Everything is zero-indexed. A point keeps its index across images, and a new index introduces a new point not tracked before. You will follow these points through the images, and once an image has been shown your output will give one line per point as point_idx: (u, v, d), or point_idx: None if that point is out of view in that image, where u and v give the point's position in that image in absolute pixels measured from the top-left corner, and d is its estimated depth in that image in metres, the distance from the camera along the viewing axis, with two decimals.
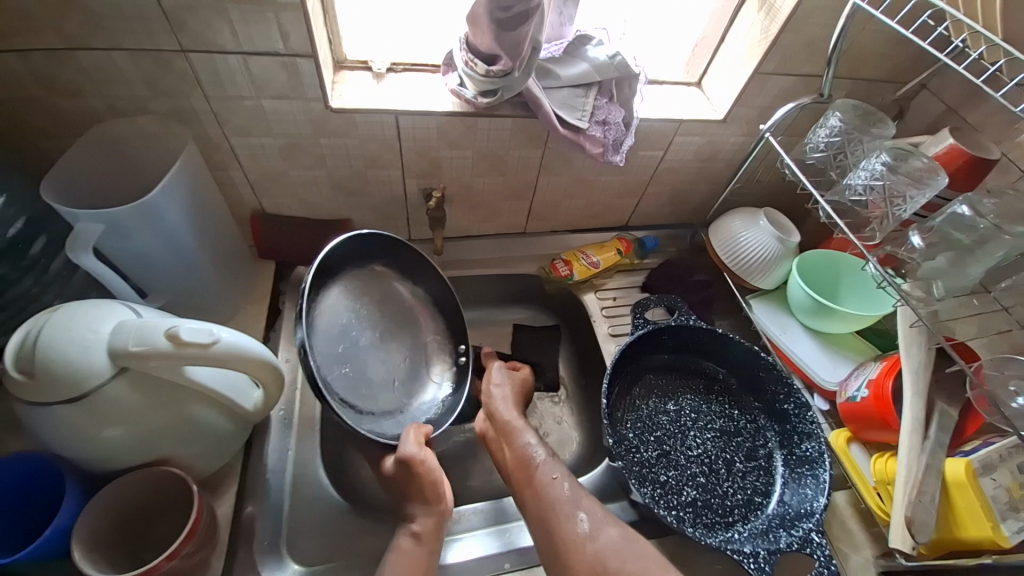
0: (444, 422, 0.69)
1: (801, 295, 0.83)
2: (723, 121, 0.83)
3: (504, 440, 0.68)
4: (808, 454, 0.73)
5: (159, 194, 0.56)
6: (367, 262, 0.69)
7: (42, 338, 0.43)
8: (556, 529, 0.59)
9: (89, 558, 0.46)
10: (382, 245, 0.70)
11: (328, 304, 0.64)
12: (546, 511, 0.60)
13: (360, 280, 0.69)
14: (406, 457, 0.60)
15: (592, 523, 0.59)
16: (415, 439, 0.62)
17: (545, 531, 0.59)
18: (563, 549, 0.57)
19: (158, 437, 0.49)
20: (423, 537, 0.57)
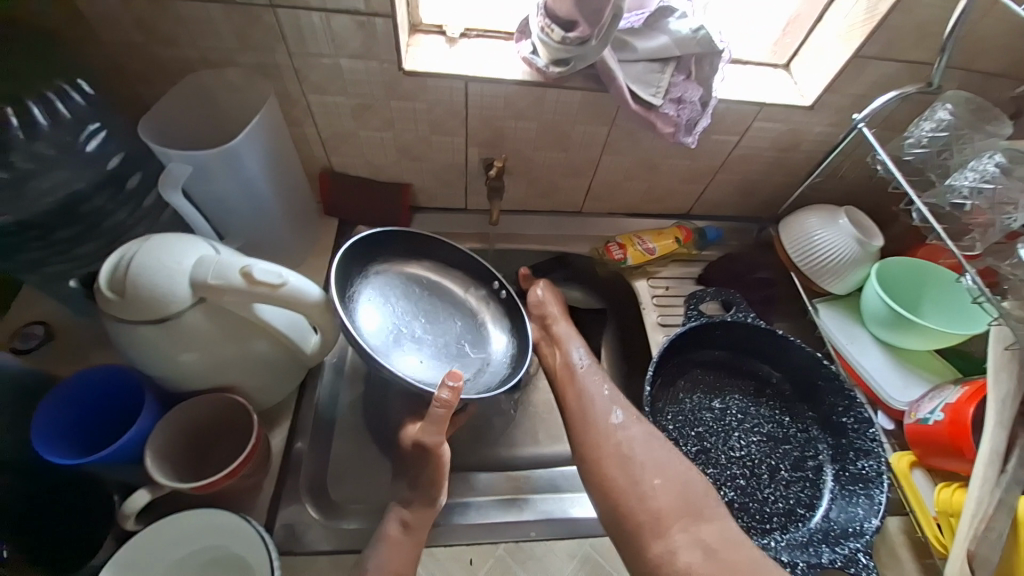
0: (524, 366, 0.67)
1: (878, 305, 0.77)
2: (810, 107, 0.76)
3: (554, 344, 0.74)
4: (863, 472, 0.68)
5: (241, 142, 0.60)
6: (385, 257, 0.70)
7: (135, 263, 0.47)
8: (594, 419, 0.65)
9: (161, 467, 0.51)
10: (389, 241, 0.70)
11: (363, 306, 0.65)
12: (584, 405, 0.67)
13: (384, 278, 0.69)
14: (426, 448, 0.56)
15: (626, 421, 0.65)
16: (438, 427, 0.56)
17: (580, 421, 0.66)
18: (596, 434, 0.64)
19: (226, 367, 0.54)
20: (413, 529, 0.56)
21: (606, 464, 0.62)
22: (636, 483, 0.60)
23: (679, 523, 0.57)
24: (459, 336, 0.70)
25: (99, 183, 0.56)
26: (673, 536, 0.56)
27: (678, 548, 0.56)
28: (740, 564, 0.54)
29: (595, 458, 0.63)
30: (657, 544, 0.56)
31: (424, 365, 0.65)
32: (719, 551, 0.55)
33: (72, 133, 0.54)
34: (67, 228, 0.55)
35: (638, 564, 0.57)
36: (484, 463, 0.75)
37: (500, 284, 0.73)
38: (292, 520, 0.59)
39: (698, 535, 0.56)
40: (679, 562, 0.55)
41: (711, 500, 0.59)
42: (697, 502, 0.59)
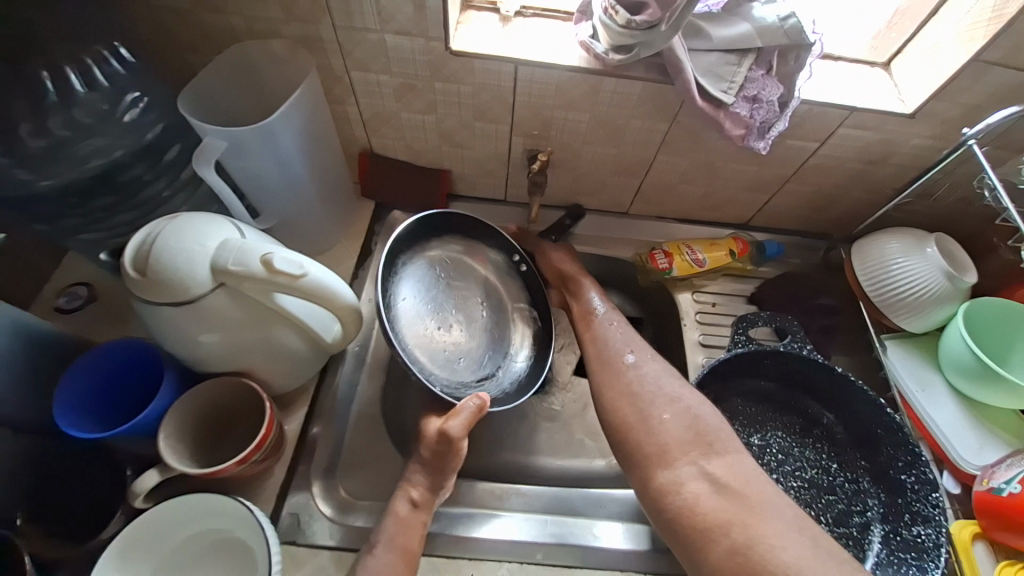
0: (536, 387, 0.67)
1: (962, 351, 0.67)
2: (911, 117, 0.66)
3: (572, 297, 0.72)
4: (918, 540, 0.61)
5: (277, 119, 0.58)
6: (432, 241, 0.67)
7: (158, 243, 0.46)
8: (611, 359, 0.64)
9: (174, 448, 0.51)
10: (442, 226, 0.68)
11: (401, 299, 0.63)
12: (601, 350, 0.66)
13: (424, 265, 0.66)
14: (449, 440, 0.55)
15: (640, 360, 0.64)
16: (467, 420, 0.55)
17: (597, 366, 0.65)
18: (609, 371, 0.63)
19: (243, 352, 0.53)
20: (422, 507, 0.56)
21: (618, 403, 0.60)
22: (646, 419, 0.58)
23: (687, 455, 0.55)
24: (488, 329, 0.69)
25: (137, 153, 0.56)
26: (680, 466, 0.54)
27: (684, 480, 0.53)
28: (752, 499, 0.51)
29: (606, 397, 0.62)
30: (663, 474, 0.55)
31: (457, 363, 0.65)
32: (730, 483, 0.52)
33: (109, 101, 0.55)
34: (107, 197, 0.55)
35: (645, 493, 0.55)
36: (498, 469, 0.72)
37: (520, 257, 0.72)
38: (300, 507, 0.59)
39: (705, 468, 0.53)
40: (686, 492, 0.53)
41: (725, 435, 0.56)
42: (708, 435, 0.56)
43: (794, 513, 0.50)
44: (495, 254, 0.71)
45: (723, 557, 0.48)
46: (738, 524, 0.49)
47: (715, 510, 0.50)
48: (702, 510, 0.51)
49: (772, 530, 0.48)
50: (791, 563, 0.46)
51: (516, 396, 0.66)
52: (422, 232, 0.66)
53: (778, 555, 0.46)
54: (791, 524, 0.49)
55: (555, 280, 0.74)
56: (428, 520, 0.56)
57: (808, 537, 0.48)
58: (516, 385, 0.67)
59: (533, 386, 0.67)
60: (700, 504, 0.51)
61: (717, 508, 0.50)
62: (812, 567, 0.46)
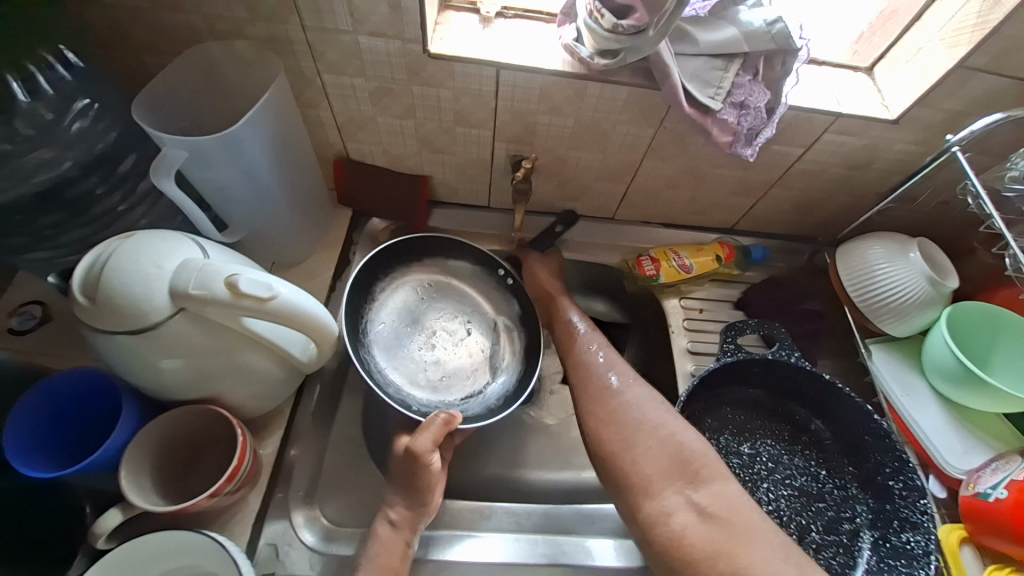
0: (523, 399, 0.65)
1: (945, 354, 0.67)
2: (895, 123, 0.66)
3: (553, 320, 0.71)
4: (907, 547, 0.61)
5: (243, 127, 0.54)
6: (411, 265, 0.71)
7: (108, 266, 0.42)
8: (596, 382, 0.62)
9: (137, 484, 0.48)
10: (419, 248, 0.71)
11: (381, 325, 0.67)
12: (584, 376, 0.64)
13: (406, 291, 0.71)
14: (415, 456, 0.53)
15: (623, 384, 0.62)
16: (435, 434, 0.54)
17: (580, 391, 0.63)
18: (594, 397, 0.61)
19: (210, 378, 0.50)
20: (400, 527, 0.54)
21: (600, 429, 0.59)
22: (630, 441, 0.57)
23: (673, 485, 0.53)
24: (476, 346, 0.70)
25: (88, 164, 0.52)
26: (666, 496, 0.53)
27: (673, 510, 0.52)
28: (738, 525, 0.50)
29: (591, 423, 0.60)
30: (649, 504, 0.53)
31: (440, 382, 0.67)
32: (715, 512, 0.51)
33: (54, 108, 0.50)
34: (57, 214, 0.51)
35: (633, 525, 0.54)
36: (485, 485, 0.70)
37: (505, 270, 0.72)
38: (277, 537, 0.56)
39: (692, 498, 0.52)
40: (674, 524, 0.51)
41: (711, 460, 0.55)
42: (694, 462, 0.54)
43: (782, 544, 0.49)
44: (481, 270, 0.72)
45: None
46: (725, 555, 0.48)
47: (700, 540, 0.49)
48: (689, 541, 0.49)
49: (760, 561, 0.47)
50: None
51: (503, 408, 0.65)
52: (396, 259, 0.70)
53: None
54: (778, 551, 0.48)
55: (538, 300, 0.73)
56: (411, 542, 0.54)
57: (795, 566, 0.47)
58: (502, 398, 0.67)
59: (521, 396, 0.66)
60: (687, 536, 0.50)
61: (704, 538, 0.49)
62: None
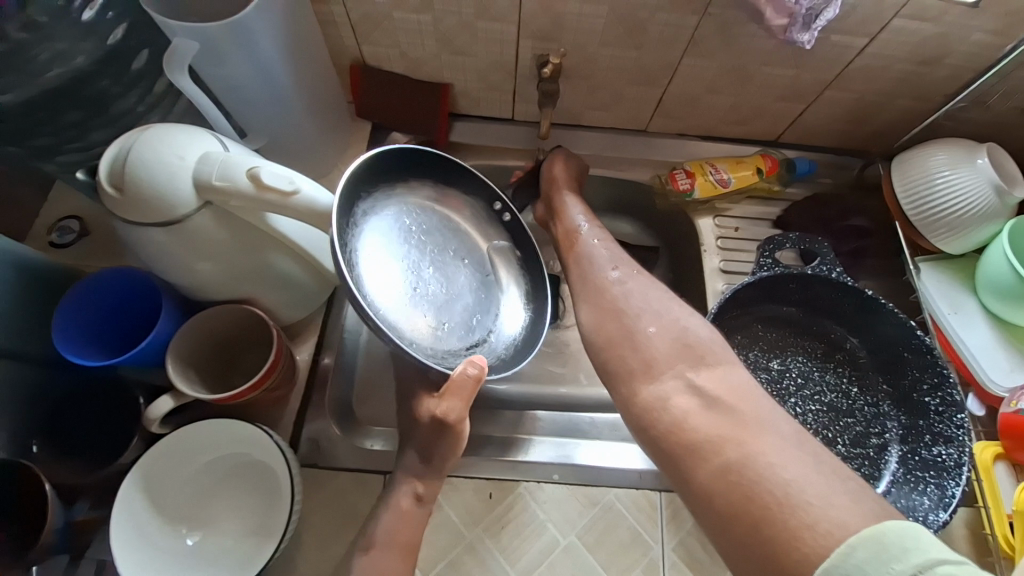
0: (540, 343, 0.59)
1: (1005, 271, 0.62)
2: (980, 3, 0.57)
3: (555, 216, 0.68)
4: (938, 459, 0.59)
5: (253, 14, 0.51)
6: (406, 183, 0.58)
7: (132, 157, 0.42)
8: (592, 274, 0.60)
9: (181, 373, 0.51)
10: (413, 165, 0.58)
11: (362, 255, 0.51)
12: (583, 268, 0.61)
13: (386, 220, 0.55)
14: (448, 424, 0.51)
15: (623, 276, 0.58)
16: (466, 397, 0.50)
17: (578, 282, 0.61)
18: (591, 289, 0.58)
19: (242, 279, 0.51)
20: (426, 502, 0.53)
21: (601, 319, 0.55)
22: (631, 334, 0.52)
23: (673, 369, 0.48)
24: (474, 292, 0.59)
25: (101, 61, 0.52)
26: (665, 380, 0.48)
27: (670, 394, 0.47)
28: (746, 414, 0.42)
29: (589, 314, 0.56)
30: (649, 389, 0.48)
31: (442, 329, 0.55)
32: (723, 400, 0.44)
33: None
34: (75, 112, 0.51)
35: (631, 413, 0.49)
36: (512, 398, 0.72)
37: (501, 203, 0.62)
38: (315, 434, 0.60)
39: (694, 381, 0.46)
40: (673, 409, 0.46)
41: (717, 348, 0.49)
42: (699, 347, 0.49)
43: (793, 427, 0.42)
44: (478, 207, 0.62)
45: (714, 477, 0.40)
46: (731, 442, 0.41)
47: (706, 427, 0.43)
48: (692, 427, 0.44)
49: (769, 449, 0.40)
50: (792, 482, 0.37)
51: (513, 362, 0.58)
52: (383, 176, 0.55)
53: (777, 474, 0.38)
54: (789, 439, 0.40)
55: (545, 204, 0.70)
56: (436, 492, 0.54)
57: (810, 455, 0.39)
58: (512, 349, 0.59)
59: (534, 348, 0.59)
60: (690, 421, 0.44)
61: (707, 425, 0.43)
62: (817, 485, 0.37)
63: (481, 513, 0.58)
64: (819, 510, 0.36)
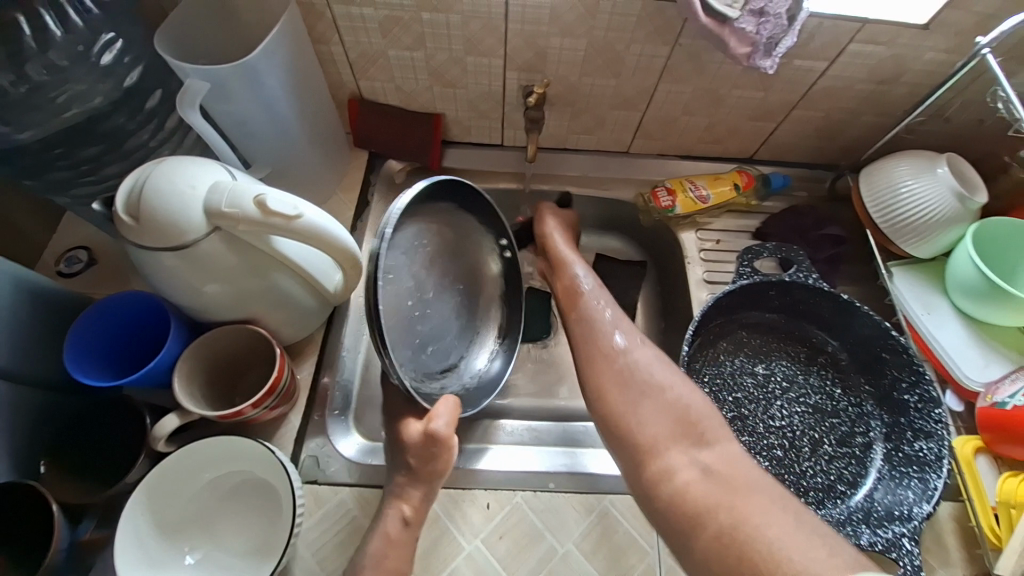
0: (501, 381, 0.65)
1: (970, 272, 0.66)
2: (924, 28, 0.63)
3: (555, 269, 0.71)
4: (920, 454, 0.61)
5: (259, 55, 0.55)
6: (434, 210, 0.58)
7: (147, 187, 0.45)
8: (597, 341, 0.62)
9: (187, 392, 0.53)
10: (445, 194, 0.59)
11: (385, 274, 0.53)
12: (587, 330, 0.63)
13: (406, 244, 0.56)
14: (438, 439, 0.53)
15: (630, 343, 0.61)
16: (451, 416, 0.54)
17: (581, 342, 0.63)
18: (597, 356, 0.60)
19: (247, 299, 0.53)
20: (413, 525, 0.53)
21: (606, 388, 0.58)
22: (635, 407, 0.55)
23: (677, 444, 0.52)
24: (460, 318, 0.64)
25: (117, 101, 0.56)
26: (670, 455, 0.51)
27: (676, 468, 0.50)
28: (738, 482, 0.47)
29: (597, 383, 0.58)
30: (653, 463, 0.51)
31: (424, 352, 0.60)
32: (719, 470, 0.49)
33: (85, 42, 0.53)
34: (91, 147, 0.55)
35: (636, 485, 0.52)
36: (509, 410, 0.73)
37: (507, 242, 0.66)
38: (317, 450, 0.61)
39: (697, 458, 0.50)
40: (677, 480, 0.49)
41: (714, 423, 0.53)
42: (699, 423, 0.53)
43: (780, 491, 0.47)
44: (483, 237, 0.65)
45: (711, 541, 0.44)
46: (726, 506, 0.45)
47: (704, 496, 0.47)
48: (693, 496, 0.47)
49: (760, 515, 0.44)
50: (777, 539, 0.42)
51: (477, 395, 0.63)
52: (421, 203, 0.55)
53: (764, 534, 0.42)
54: (777, 503, 0.45)
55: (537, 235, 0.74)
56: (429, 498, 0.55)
57: (792, 514, 0.44)
58: (477, 380, 0.64)
59: (495, 387, 0.65)
60: (691, 491, 0.48)
61: (706, 493, 0.47)
62: (796, 543, 0.41)
63: (480, 524, 0.59)
64: (801, 561, 0.40)
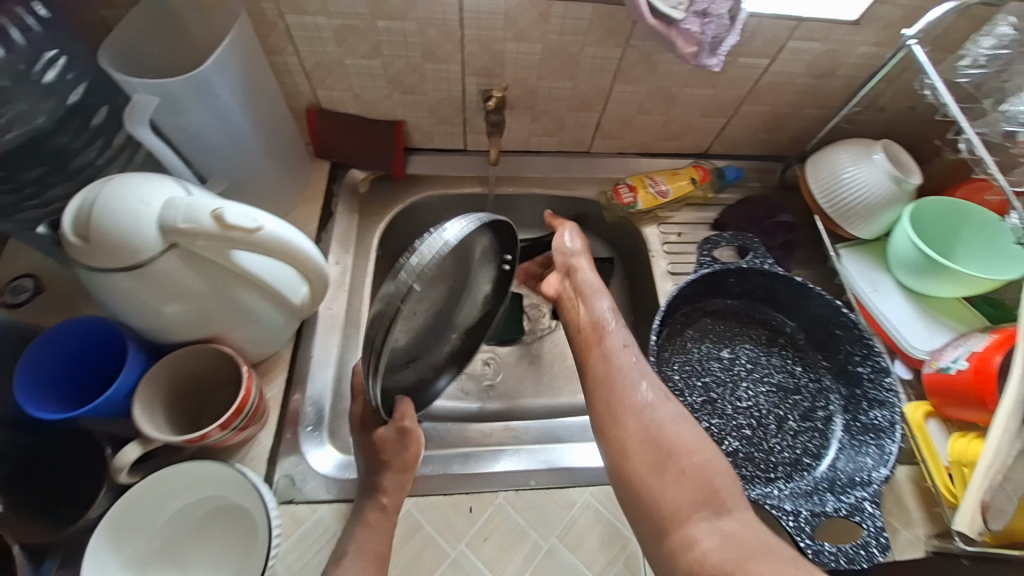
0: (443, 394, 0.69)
1: (908, 249, 0.71)
2: (854, 24, 0.67)
3: (575, 299, 0.65)
4: (875, 422, 0.65)
5: (210, 67, 0.54)
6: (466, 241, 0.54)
7: (97, 205, 0.43)
8: (615, 392, 0.56)
9: (150, 418, 0.51)
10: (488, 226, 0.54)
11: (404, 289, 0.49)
12: (607, 379, 0.57)
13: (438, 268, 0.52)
14: (404, 428, 0.57)
15: (654, 398, 0.55)
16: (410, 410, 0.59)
17: (599, 391, 0.57)
18: (617, 408, 0.55)
19: (209, 317, 0.52)
20: (386, 524, 0.54)
21: (626, 445, 0.53)
22: (659, 469, 0.51)
23: (699, 512, 0.48)
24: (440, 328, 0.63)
25: (61, 119, 0.53)
26: (693, 524, 0.47)
27: (699, 537, 0.47)
28: (756, 548, 0.45)
29: (618, 442, 0.53)
30: (673, 532, 0.48)
31: (399, 355, 0.58)
32: (739, 537, 0.46)
33: (25, 59, 0.51)
34: (35, 168, 0.52)
35: (656, 553, 0.49)
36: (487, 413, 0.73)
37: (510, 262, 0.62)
38: (292, 468, 0.60)
39: (720, 527, 0.47)
40: (698, 550, 0.46)
41: (734, 486, 0.50)
42: (720, 488, 0.49)
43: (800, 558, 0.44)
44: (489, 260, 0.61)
45: None
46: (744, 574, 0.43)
47: (722, 563, 0.44)
48: (711, 566, 0.44)
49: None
50: None
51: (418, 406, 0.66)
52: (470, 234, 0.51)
53: None
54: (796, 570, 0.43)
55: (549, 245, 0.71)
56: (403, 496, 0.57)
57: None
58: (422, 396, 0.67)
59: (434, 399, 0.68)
60: (710, 562, 0.45)
61: (723, 561, 0.44)
62: None
63: (463, 528, 0.59)
64: None
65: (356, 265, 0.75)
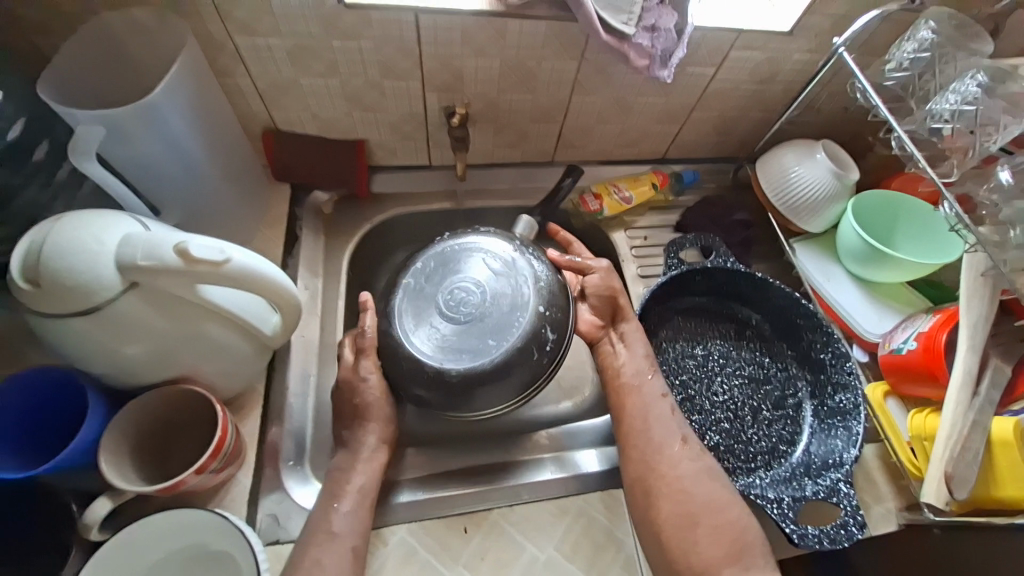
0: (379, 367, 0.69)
1: (854, 240, 0.76)
2: (789, 34, 0.72)
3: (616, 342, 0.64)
4: (841, 405, 0.69)
5: (159, 94, 0.52)
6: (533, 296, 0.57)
7: (45, 246, 0.40)
8: (654, 447, 0.56)
9: (115, 470, 0.47)
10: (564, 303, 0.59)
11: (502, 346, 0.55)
12: (646, 431, 0.57)
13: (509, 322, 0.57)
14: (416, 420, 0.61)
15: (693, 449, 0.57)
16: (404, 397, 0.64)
17: (640, 442, 0.57)
18: (656, 459, 0.56)
19: (176, 356, 0.49)
20: None
21: (661, 501, 0.53)
22: (694, 526, 0.52)
23: (728, 567, 0.50)
24: None
25: None
26: None
27: None
28: None
29: (653, 496, 0.54)
30: None
31: None
32: None
33: None
34: None
35: None
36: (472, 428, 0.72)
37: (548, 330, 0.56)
38: (274, 507, 0.57)
39: None
40: None
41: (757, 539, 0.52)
42: (745, 543, 0.51)
43: None
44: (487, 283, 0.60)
45: None
46: None
47: None
48: None
49: None
50: None
51: None
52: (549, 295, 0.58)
53: None
54: None
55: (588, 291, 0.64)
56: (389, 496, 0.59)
57: None
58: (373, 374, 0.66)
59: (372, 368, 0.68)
60: None
61: None
62: None
63: (459, 549, 0.57)
64: None
65: (326, 289, 0.73)
